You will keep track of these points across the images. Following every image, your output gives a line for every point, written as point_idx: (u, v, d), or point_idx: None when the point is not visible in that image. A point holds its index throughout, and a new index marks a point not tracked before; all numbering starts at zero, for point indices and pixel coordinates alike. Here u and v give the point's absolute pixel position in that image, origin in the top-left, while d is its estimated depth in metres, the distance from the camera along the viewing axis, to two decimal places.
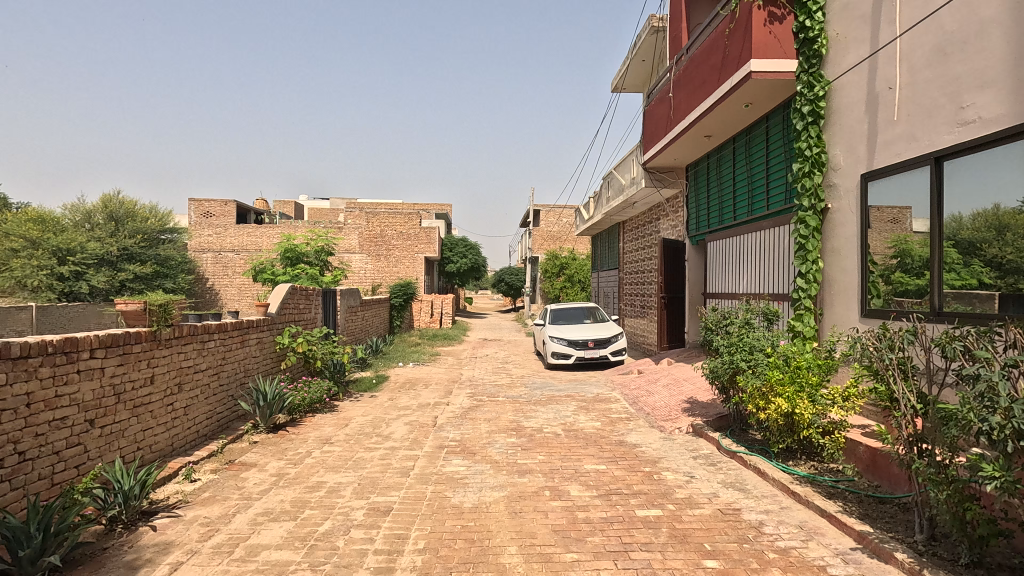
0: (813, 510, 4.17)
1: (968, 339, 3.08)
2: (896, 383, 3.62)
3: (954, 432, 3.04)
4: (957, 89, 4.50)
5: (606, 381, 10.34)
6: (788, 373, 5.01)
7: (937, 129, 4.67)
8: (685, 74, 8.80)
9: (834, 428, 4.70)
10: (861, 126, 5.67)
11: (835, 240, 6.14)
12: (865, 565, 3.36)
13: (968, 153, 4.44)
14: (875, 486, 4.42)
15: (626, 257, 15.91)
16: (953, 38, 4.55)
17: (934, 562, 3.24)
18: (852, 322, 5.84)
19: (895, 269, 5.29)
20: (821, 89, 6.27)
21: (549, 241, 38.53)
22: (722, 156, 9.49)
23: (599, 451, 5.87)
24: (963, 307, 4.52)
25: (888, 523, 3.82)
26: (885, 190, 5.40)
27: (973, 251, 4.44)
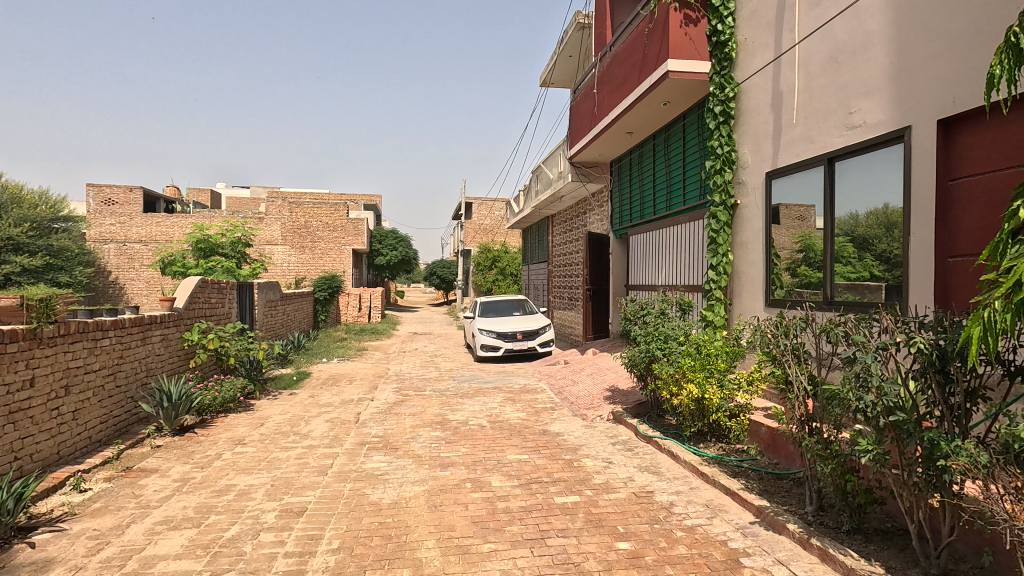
0: (718, 488, 4.42)
1: (849, 325, 3.33)
2: (789, 366, 3.87)
3: (837, 411, 3.31)
4: (846, 96, 4.87)
5: (533, 372, 10.47)
6: (699, 360, 5.24)
7: (830, 132, 5.05)
8: (609, 71, 9.00)
9: (740, 411, 4.98)
10: (766, 128, 6.03)
11: (743, 234, 6.50)
12: (761, 537, 3.60)
13: (857, 155, 4.83)
14: (774, 463, 4.74)
15: (555, 250, 16.07)
16: (843, 47, 4.90)
17: (821, 530, 3.52)
18: (758, 311, 6.22)
19: (800, 263, 5.64)
20: (731, 90, 6.61)
21: (480, 234, 38.62)
22: (643, 153, 9.83)
23: (522, 441, 5.94)
24: (854, 296, 4.93)
25: (784, 496, 4.11)
26: (789, 188, 5.77)
27: (866, 246, 4.81)
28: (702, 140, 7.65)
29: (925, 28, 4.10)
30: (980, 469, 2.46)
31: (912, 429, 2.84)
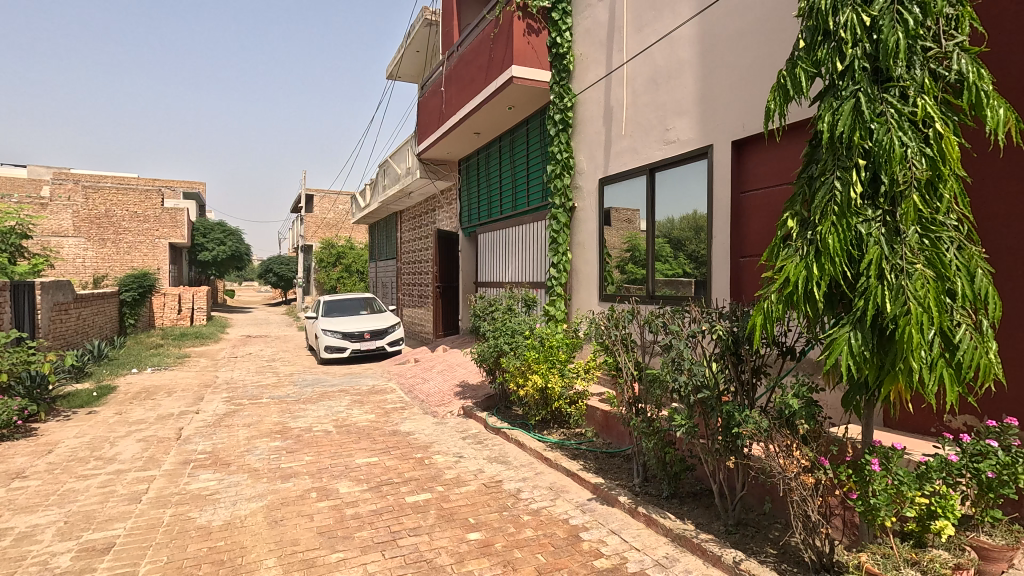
0: (560, 471, 4.76)
1: (665, 316, 3.81)
2: (619, 354, 4.29)
3: (658, 392, 3.76)
4: (664, 114, 5.53)
5: (382, 372, 10.22)
6: (543, 352, 5.56)
7: (651, 146, 5.70)
8: (456, 70, 9.10)
9: (578, 397, 5.36)
10: (599, 138, 6.60)
11: (580, 235, 7.03)
12: (597, 512, 3.97)
13: (672, 167, 5.52)
14: (607, 443, 5.23)
15: (403, 247, 15.86)
16: (661, 71, 5.56)
17: (646, 499, 3.99)
18: (593, 305, 6.79)
19: (628, 261, 6.26)
20: (569, 100, 7.10)
21: (323, 228, 36.51)
22: (490, 153, 10.12)
23: (372, 443, 5.78)
24: (671, 291, 5.64)
25: (615, 472, 4.57)
26: (617, 194, 6.38)
27: (680, 246, 5.50)
28: (543, 145, 8.11)
29: (723, 62, 4.81)
30: (762, 433, 2.97)
31: (715, 403, 3.34)
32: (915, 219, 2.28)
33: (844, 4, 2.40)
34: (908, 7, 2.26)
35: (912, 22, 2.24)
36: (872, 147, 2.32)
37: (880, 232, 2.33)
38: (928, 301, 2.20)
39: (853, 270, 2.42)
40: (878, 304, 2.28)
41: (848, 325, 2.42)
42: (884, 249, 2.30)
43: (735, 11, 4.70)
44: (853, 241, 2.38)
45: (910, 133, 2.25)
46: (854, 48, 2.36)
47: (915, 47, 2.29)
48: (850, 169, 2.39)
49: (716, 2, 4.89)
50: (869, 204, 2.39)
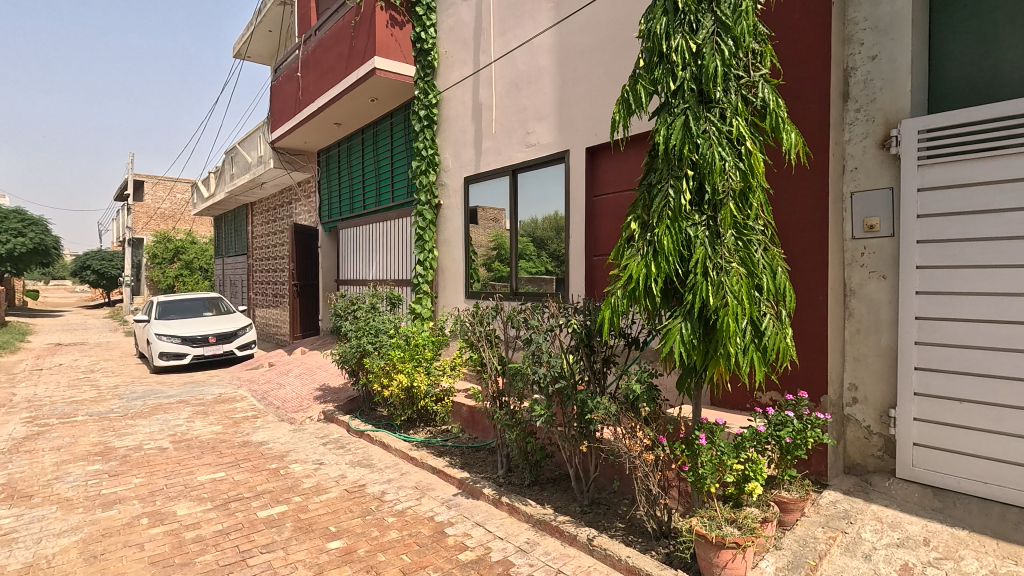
0: (426, 469, 4.74)
1: (526, 311, 3.98)
2: (483, 350, 4.37)
3: (520, 385, 3.91)
4: (525, 118, 5.76)
5: (230, 379, 9.32)
6: (408, 351, 5.48)
7: (513, 148, 5.90)
8: (314, 56, 8.59)
9: (444, 395, 5.40)
10: (464, 137, 6.67)
11: (446, 232, 7.05)
12: (462, 506, 4.02)
13: (533, 169, 5.76)
14: (472, 438, 5.31)
15: (255, 242, 14.60)
16: (522, 76, 5.78)
17: (510, 488, 4.13)
18: (459, 302, 6.84)
19: (494, 259, 6.40)
20: (434, 97, 7.07)
21: (157, 219, 32.26)
22: (352, 146, 9.72)
23: (217, 458, 5.26)
24: (533, 288, 5.88)
25: (481, 465, 4.67)
26: (482, 192, 6.50)
27: (543, 245, 5.75)
28: (408, 140, 7.98)
29: (578, 73, 5.13)
30: (611, 417, 3.23)
31: (571, 393, 3.57)
32: (731, 224, 2.64)
33: (675, 31, 2.69)
34: (724, 39, 2.60)
35: (728, 53, 2.58)
36: (698, 159, 2.63)
37: (704, 235, 2.65)
38: (741, 294, 2.56)
39: (684, 268, 2.73)
40: (702, 297, 2.60)
41: (681, 316, 2.73)
42: (707, 250, 2.63)
43: (588, 26, 5.03)
44: (683, 242, 2.68)
45: (727, 150, 2.60)
46: (684, 71, 2.66)
47: (730, 74, 2.64)
48: (681, 179, 2.69)
49: (571, 16, 5.19)
50: (696, 210, 2.71)
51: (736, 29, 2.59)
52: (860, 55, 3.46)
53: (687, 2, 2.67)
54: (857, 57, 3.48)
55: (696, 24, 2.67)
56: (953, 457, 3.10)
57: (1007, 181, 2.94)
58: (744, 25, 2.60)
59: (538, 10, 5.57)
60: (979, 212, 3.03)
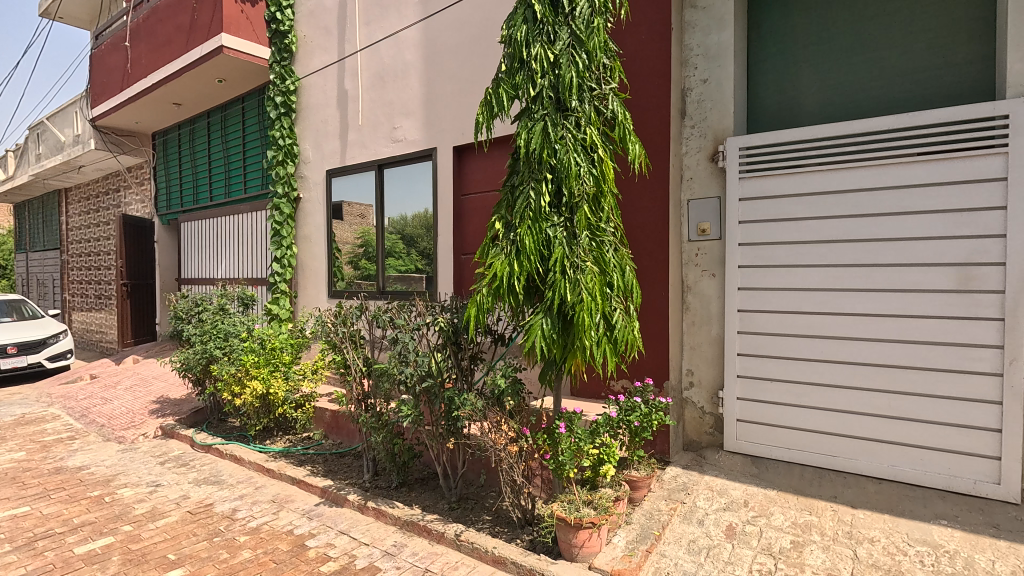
0: (285, 480, 4.44)
1: (392, 310, 3.90)
2: (347, 351, 4.20)
3: (386, 385, 3.82)
4: (391, 112, 5.63)
5: (38, 396, 7.90)
6: (263, 355, 5.06)
7: (379, 142, 5.74)
8: (146, 25, 7.58)
9: (305, 400, 5.08)
10: (326, 128, 6.34)
11: (306, 228, 6.64)
12: (325, 516, 3.83)
13: (400, 165, 5.65)
14: (337, 443, 5.08)
15: (70, 234, 12.52)
16: (388, 69, 5.64)
17: (376, 492, 4.02)
18: (321, 302, 6.49)
19: (361, 257, 6.16)
20: (292, 83, 6.62)
21: None
22: (195, 130, 8.75)
23: (20, 489, 4.43)
24: (402, 286, 5.77)
25: (346, 471, 4.49)
26: (346, 187, 6.23)
27: (412, 243, 5.65)
28: (263, 127, 7.39)
29: (445, 72, 5.14)
30: (478, 413, 3.29)
31: (438, 391, 3.57)
32: (585, 225, 2.82)
33: (534, 40, 2.80)
34: (579, 52, 2.77)
35: (582, 65, 2.76)
36: (556, 164, 2.78)
37: (562, 235, 2.81)
38: (594, 291, 2.76)
39: (545, 266, 2.88)
40: (561, 294, 2.75)
41: (541, 313, 2.86)
42: (565, 249, 2.78)
43: (454, 25, 5.05)
44: (544, 242, 2.82)
45: (582, 156, 2.78)
46: (543, 79, 2.79)
47: (584, 86, 2.81)
48: (541, 182, 2.83)
49: (438, 13, 5.18)
50: (555, 212, 2.85)
51: (590, 44, 2.78)
52: (695, 77, 3.91)
53: (545, 14, 2.81)
54: (692, 79, 3.92)
55: (554, 35, 2.81)
56: (766, 429, 3.63)
57: (804, 194, 3.50)
58: (596, 40, 2.79)
59: (404, 4, 5.46)
60: (785, 220, 3.57)
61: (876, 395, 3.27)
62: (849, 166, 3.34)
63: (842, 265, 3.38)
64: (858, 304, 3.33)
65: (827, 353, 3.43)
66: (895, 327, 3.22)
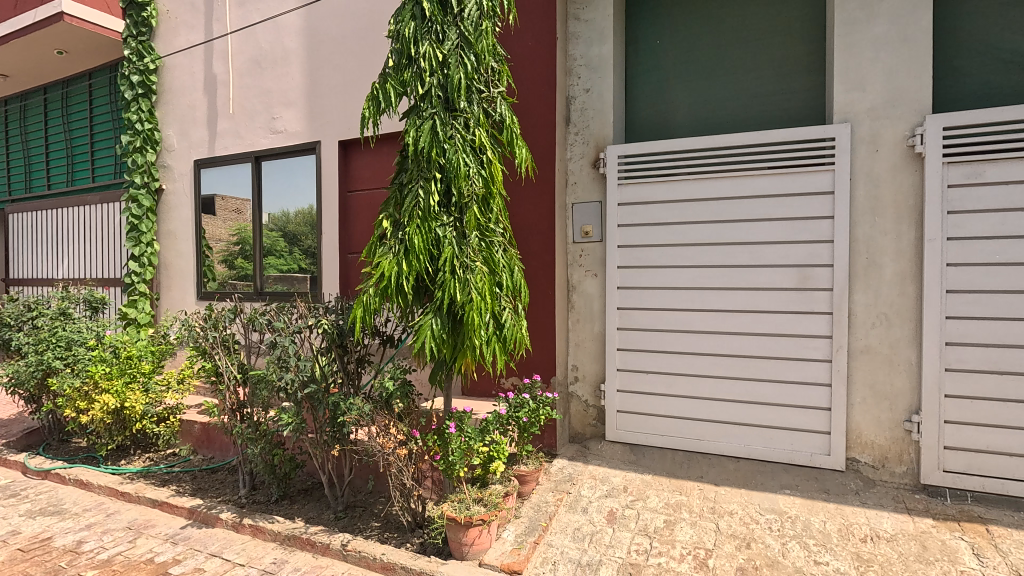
0: (145, 503, 3.98)
1: (271, 313, 3.66)
2: (218, 358, 3.85)
3: (264, 393, 3.57)
4: (269, 101, 5.27)
5: None
6: (116, 365, 4.48)
7: (256, 132, 5.35)
8: None
9: (169, 413, 4.59)
10: (194, 114, 5.78)
11: (170, 223, 6.00)
12: (193, 539, 3.49)
13: (280, 158, 5.31)
14: (208, 459, 4.66)
15: None
16: (266, 55, 5.27)
17: (253, 508, 3.74)
18: (188, 305, 5.91)
19: (237, 255, 5.69)
20: (151, 61, 5.94)
21: None
22: (28, 106, 7.55)
23: None
24: (283, 287, 5.42)
25: (218, 488, 4.13)
26: (217, 179, 5.73)
27: (295, 241, 5.32)
28: (116, 109, 6.56)
29: (330, 63, 4.91)
30: (365, 417, 3.19)
31: (322, 396, 3.41)
32: (475, 226, 2.85)
33: (422, 38, 2.78)
34: (467, 53, 2.79)
35: (470, 67, 2.78)
36: (445, 163, 2.77)
37: (452, 235, 2.81)
38: (484, 290, 2.79)
39: (434, 265, 2.86)
40: (450, 294, 2.75)
41: (431, 313, 2.84)
42: (454, 249, 2.79)
43: (340, 15, 4.85)
44: (433, 241, 2.80)
45: (471, 156, 2.80)
46: (431, 77, 2.77)
47: (472, 87, 2.84)
48: (430, 181, 2.80)
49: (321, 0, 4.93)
50: (444, 211, 2.85)
51: (478, 46, 2.81)
52: (578, 86, 4.11)
53: (433, 12, 2.79)
54: (576, 88, 4.11)
55: (442, 35, 2.81)
56: (643, 418, 3.90)
57: (674, 200, 3.80)
58: (484, 43, 2.83)
59: None
60: (658, 224, 3.86)
61: (735, 383, 3.65)
62: (711, 176, 3.69)
63: (706, 266, 3.73)
64: (719, 301, 3.69)
65: (694, 346, 3.76)
66: (749, 322, 3.62)
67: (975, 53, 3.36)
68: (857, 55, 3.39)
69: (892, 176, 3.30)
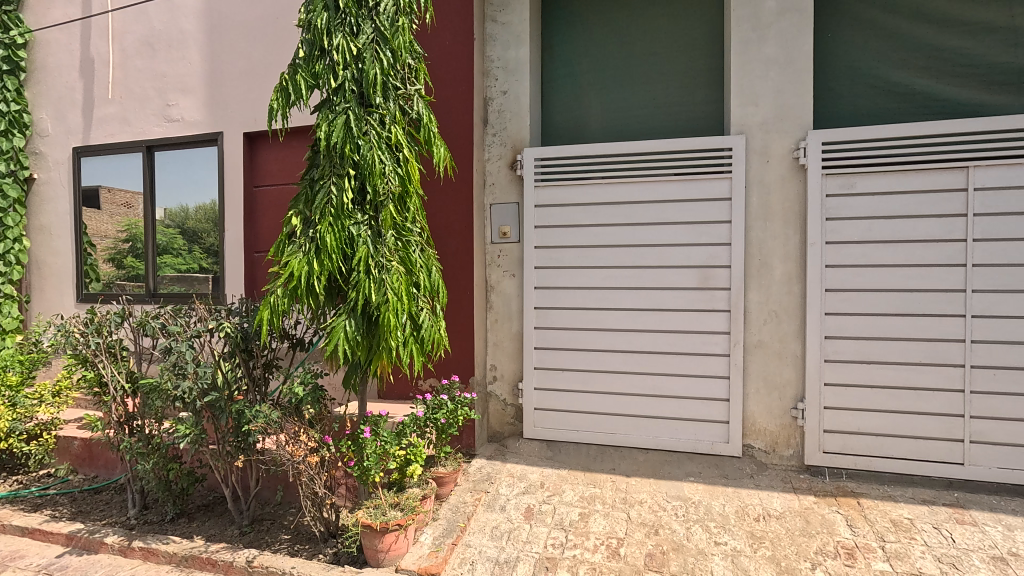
0: (12, 532, 3.53)
1: (166, 316, 3.37)
2: (103, 366, 3.49)
3: (157, 402, 3.29)
4: (163, 86, 4.85)
5: None
6: None
7: (148, 119, 4.91)
8: None
9: (42, 429, 4.09)
10: (72, 96, 5.20)
11: (44, 217, 5.36)
12: (71, 568, 3.14)
13: (177, 149, 4.91)
14: (91, 478, 4.21)
15: None
16: (159, 36, 4.85)
17: (144, 529, 3.43)
18: (67, 309, 5.31)
19: (127, 253, 5.19)
20: (19, 35, 5.27)
21: None
22: None
23: None
24: (181, 288, 5.01)
25: (103, 510, 3.75)
26: (102, 169, 5.20)
27: (195, 239, 4.93)
28: None
29: (234, 49, 4.61)
30: (272, 425, 3.03)
31: (225, 405, 3.19)
32: (390, 225, 2.79)
33: (336, 30, 2.68)
34: (384, 49, 2.72)
35: (386, 62, 2.72)
36: (359, 160, 2.69)
37: (366, 234, 2.73)
38: (400, 291, 2.73)
39: (348, 265, 2.77)
40: (364, 294, 2.68)
41: (344, 314, 2.74)
42: (369, 249, 2.71)
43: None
44: (346, 240, 2.71)
45: (386, 154, 2.73)
46: (344, 71, 2.68)
47: (388, 84, 2.78)
48: (343, 177, 2.70)
49: None
50: (358, 209, 2.76)
51: (394, 42, 2.75)
52: (496, 88, 4.14)
53: (347, 4, 2.69)
54: (493, 89, 4.14)
55: (357, 28, 2.72)
56: (559, 415, 4.00)
57: (588, 203, 3.93)
58: (401, 39, 2.78)
59: None
60: (573, 225, 3.97)
61: (644, 378, 3.83)
62: (622, 181, 3.86)
63: (618, 267, 3.89)
64: (630, 300, 3.86)
65: (607, 343, 3.91)
66: (657, 320, 3.81)
67: (849, 77, 3.75)
68: (751, 72, 3.68)
69: (780, 185, 3.61)
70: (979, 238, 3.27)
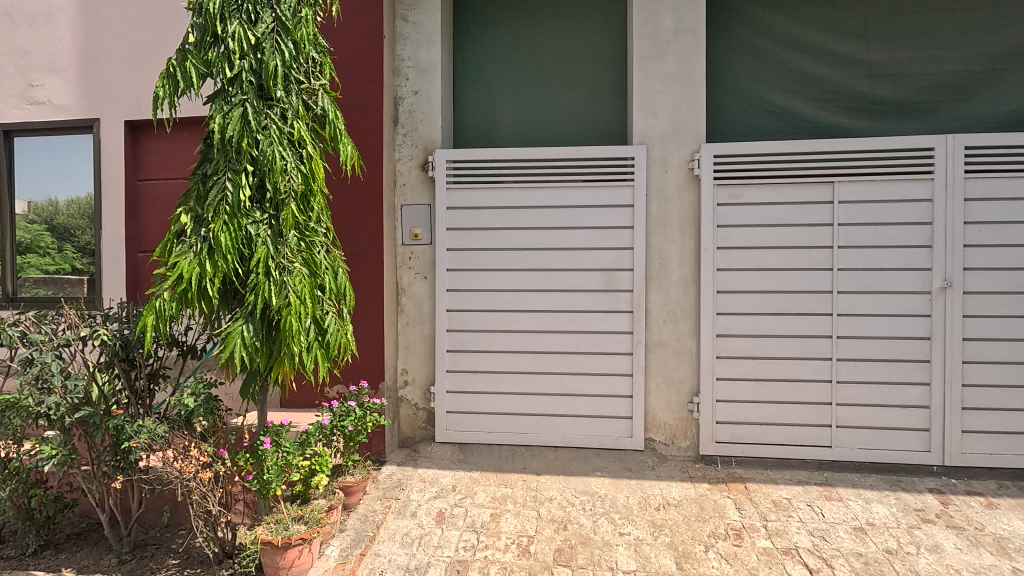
0: None
1: (25, 323, 2.88)
2: None
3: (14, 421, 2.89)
4: (24, 64, 4.29)
5: None
6: None
7: (4, 100, 4.32)
8: None
9: None
10: None
11: None
12: None
13: (43, 135, 4.38)
14: None
15: None
16: (18, 7, 4.28)
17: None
18: None
19: None
20: None
21: None
22: None
23: None
24: (49, 291, 4.46)
25: None
26: None
27: (66, 236, 4.42)
28: None
29: (113, 29, 4.19)
30: (158, 440, 2.78)
31: (99, 420, 2.87)
32: (293, 225, 2.66)
33: (231, 16, 2.51)
34: (285, 40, 2.59)
35: (288, 54, 2.59)
36: (258, 155, 2.54)
37: (266, 234, 2.58)
38: (303, 293, 2.61)
39: (245, 267, 2.60)
40: (263, 297, 2.53)
41: (241, 318, 2.58)
42: (269, 249, 2.57)
43: None
44: (243, 240, 2.55)
45: (288, 150, 2.60)
46: (241, 60, 2.52)
47: (290, 76, 2.65)
48: (240, 173, 2.54)
49: None
50: (256, 207, 2.61)
51: (297, 34, 2.62)
52: (407, 88, 4.08)
53: None
54: (404, 88, 4.08)
55: (256, 16, 2.57)
56: (471, 417, 4.00)
57: (500, 206, 3.97)
58: (304, 31, 2.65)
59: None
60: (484, 228, 3.99)
61: (554, 378, 3.93)
62: (533, 186, 3.94)
63: (528, 269, 3.96)
64: (541, 302, 3.95)
65: (518, 345, 3.97)
66: (566, 321, 3.93)
67: (737, 96, 4.09)
68: (651, 87, 3.89)
69: (677, 193, 3.85)
70: (843, 245, 3.69)
